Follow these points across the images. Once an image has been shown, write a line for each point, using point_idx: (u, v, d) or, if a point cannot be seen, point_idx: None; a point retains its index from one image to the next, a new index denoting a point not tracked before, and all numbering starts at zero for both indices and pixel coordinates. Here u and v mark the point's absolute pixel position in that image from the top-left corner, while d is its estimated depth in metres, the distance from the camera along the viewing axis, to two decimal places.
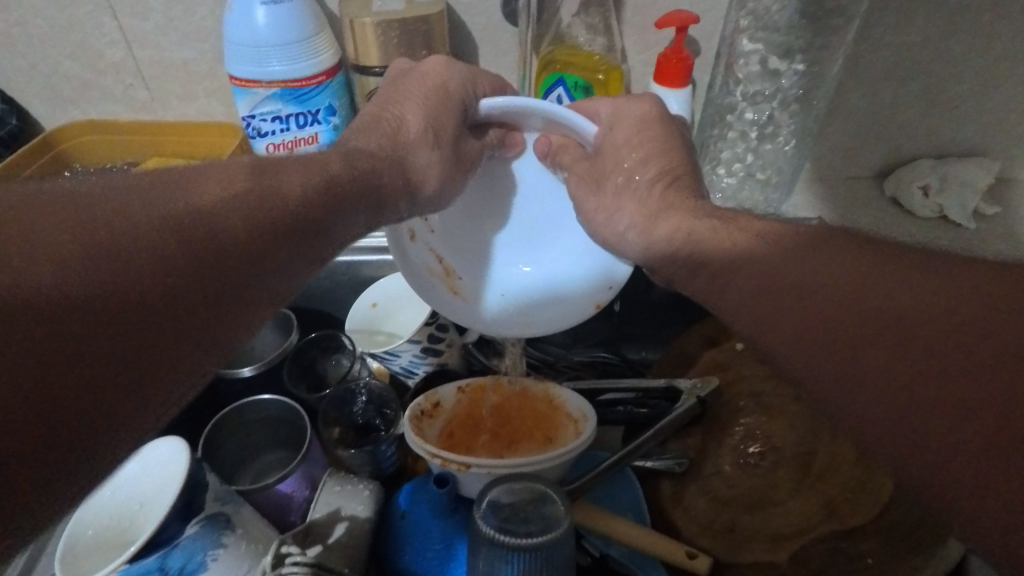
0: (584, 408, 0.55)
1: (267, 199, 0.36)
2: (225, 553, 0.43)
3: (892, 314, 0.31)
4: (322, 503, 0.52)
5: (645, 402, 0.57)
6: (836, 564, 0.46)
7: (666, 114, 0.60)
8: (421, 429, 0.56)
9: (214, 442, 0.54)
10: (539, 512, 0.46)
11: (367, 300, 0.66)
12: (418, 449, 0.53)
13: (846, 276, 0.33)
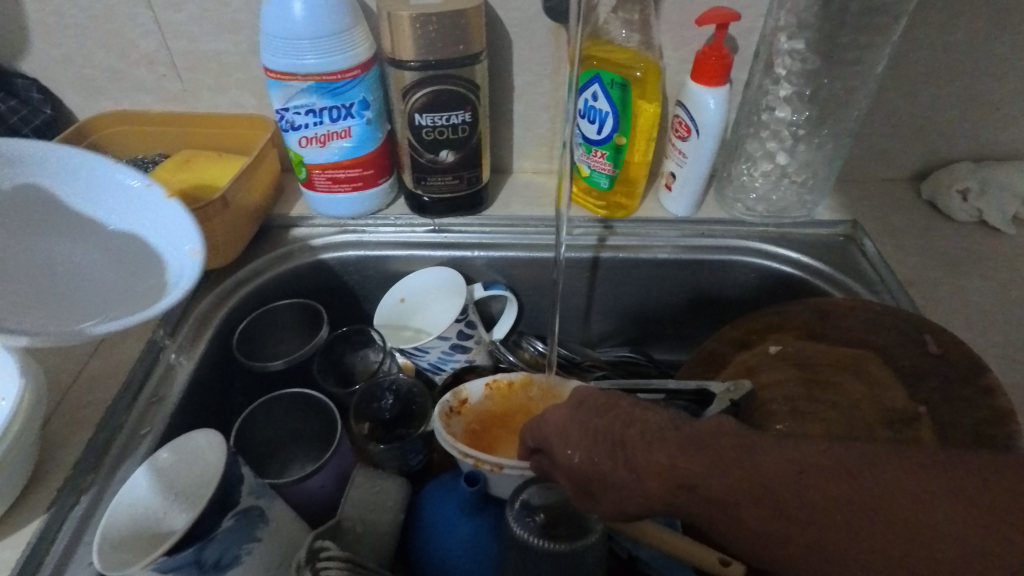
0: None
1: None
2: (258, 547, 0.43)
3: (822, 495, 0.32)
4: (353, 499, 0.51)
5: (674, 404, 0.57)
6: None
7: (704, 113, 0.59)
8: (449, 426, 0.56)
9: (245, 434, 0.53)
10: (574, 514, 0.46)
11: (395, 295, 0.66)
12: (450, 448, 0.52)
13: (774, 469, 0.34)
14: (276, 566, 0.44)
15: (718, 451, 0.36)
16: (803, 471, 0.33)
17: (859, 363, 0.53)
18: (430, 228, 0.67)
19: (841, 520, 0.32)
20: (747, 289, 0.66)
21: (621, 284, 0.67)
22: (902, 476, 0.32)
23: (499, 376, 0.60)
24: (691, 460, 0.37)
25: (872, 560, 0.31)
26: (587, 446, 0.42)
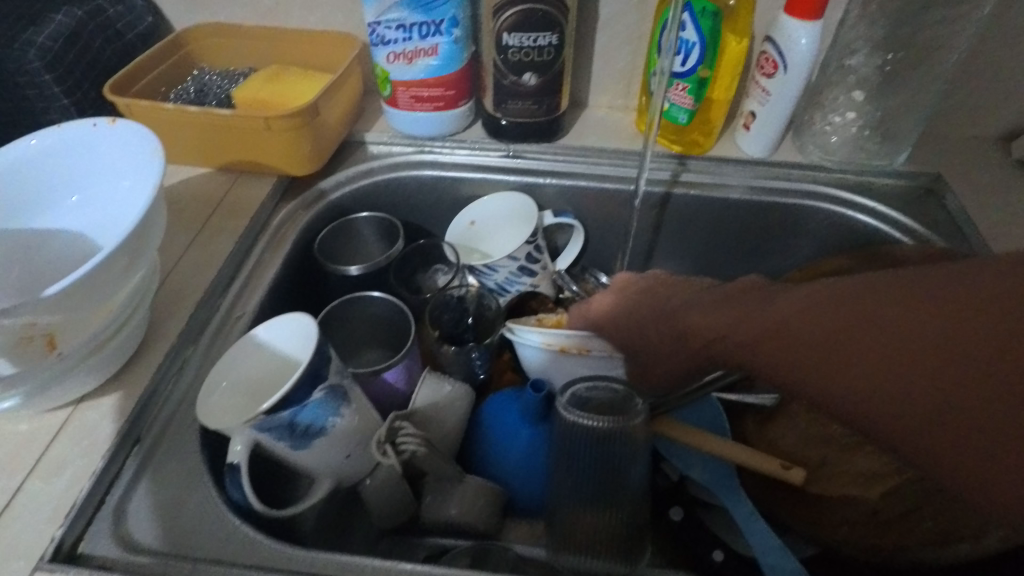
0: None
1: None
2: (341, 423, 0.46)
3: (911, 385, 0.42)
4: (423, 396, 0.54)
5: None
6: (933, 503, 0.44)
7: (796, 48, 0.58)
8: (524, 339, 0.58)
9: (325, 329, 0.57)
10: (620, 404, 0.49)
11: (466, 219, 0.67)
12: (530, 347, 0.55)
13: (826, 333, 0.46)
14: (354, 444, 0.48)
15: (806, 354, 0.46)
16: (807, 342, 0.47)
17: None
18: (504, 154, 0.68)
19: (886, 383, 0.43)
20: (817, 236, 0.66)
21: (690, 222, 0.68)
22: (888, 315, 0.44)
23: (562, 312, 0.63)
24: (805, 357, 0.47)
25: (857, 393, 0.44)
26: (631, 330, 0.57)
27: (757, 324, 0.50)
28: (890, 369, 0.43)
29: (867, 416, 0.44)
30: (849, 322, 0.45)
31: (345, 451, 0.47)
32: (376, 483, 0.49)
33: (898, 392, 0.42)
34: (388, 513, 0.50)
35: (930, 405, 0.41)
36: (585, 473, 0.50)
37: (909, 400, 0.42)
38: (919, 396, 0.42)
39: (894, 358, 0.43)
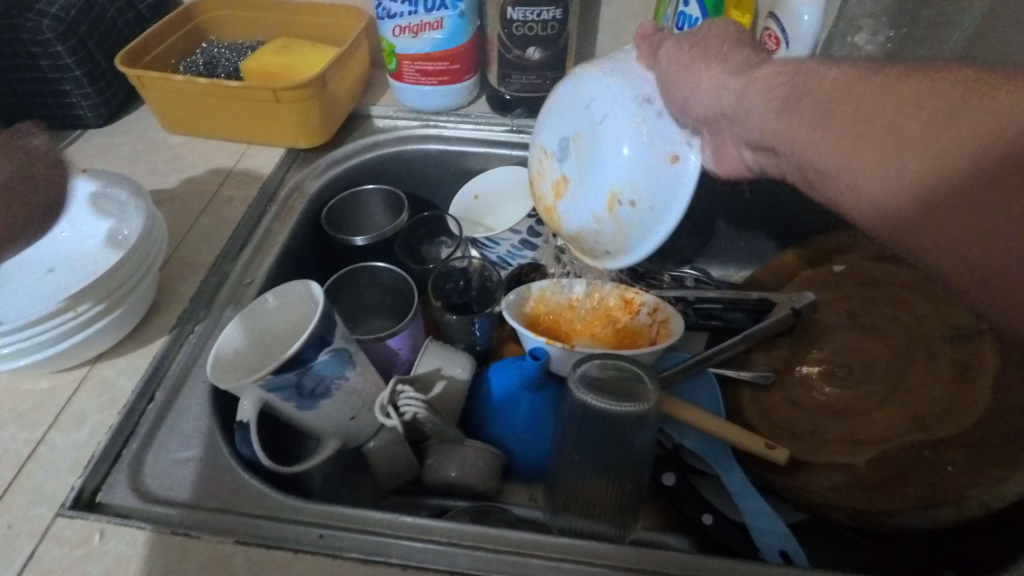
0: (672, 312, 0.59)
1: None
2: (346, 384, 0.48)
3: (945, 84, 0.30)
4: (426, 362, 0.56)
5: (733, 313, 0.60)
6: (915, 471, 0.46)
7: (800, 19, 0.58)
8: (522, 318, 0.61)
9: (332, 295, 0.59)
10: (630, 386, 0.49)
11: (471, 192, 0.68)
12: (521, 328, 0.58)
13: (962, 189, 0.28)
14: (358, 406, 0.50)
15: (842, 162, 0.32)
16: (836, 105, 0.34)
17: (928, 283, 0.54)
18: (508, 128, 0.69)
19: (915, 126, 0.30)
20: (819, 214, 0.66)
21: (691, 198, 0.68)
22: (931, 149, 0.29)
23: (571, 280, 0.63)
24: (822, 108, 0.34)
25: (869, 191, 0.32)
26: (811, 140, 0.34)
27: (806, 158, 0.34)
28: (896, 147, 0.31)
29: (882, 184, 0.31)
30: (863, 77, 0.34)
31: (350, 412, 0.49)
32: (380, 443, 0.51)
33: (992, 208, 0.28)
34: (392, 471, 0.53)
35: (935, 194, 0.29)
36: (581, 446, 0.51)
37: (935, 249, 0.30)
38: (954, 188, 0.29)
39: (900, 117, 0.31)
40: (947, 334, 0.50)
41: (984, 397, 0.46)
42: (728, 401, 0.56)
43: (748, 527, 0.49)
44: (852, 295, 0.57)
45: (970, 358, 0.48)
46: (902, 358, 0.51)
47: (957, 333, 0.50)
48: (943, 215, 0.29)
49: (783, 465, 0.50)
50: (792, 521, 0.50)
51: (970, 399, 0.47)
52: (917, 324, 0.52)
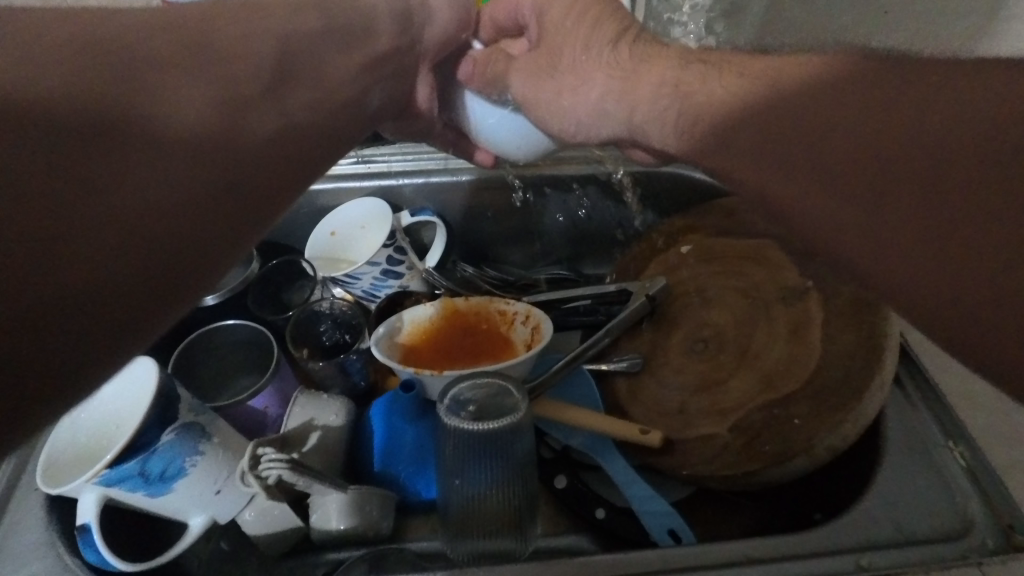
0: (539, 315, 0.60)
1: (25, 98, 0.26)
2: (202, 459, 0.45)
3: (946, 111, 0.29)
4: (296, 416, 0.54)
5: (598, 308, 0.62)
6: (770, 429, 0.49)
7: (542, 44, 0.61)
8: (393, 350, 0.60)
9: (185, 363, 0.56)
10: (501, 403, 0.50)
11: (325, 229, 0.66)
12: (389, 361, 0.57)
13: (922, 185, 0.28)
14: (223, 477, 0.47)
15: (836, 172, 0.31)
16: (919, 129, 0.29)
17: (761, 252, 0.58)
18: (354, 161, 0.68)
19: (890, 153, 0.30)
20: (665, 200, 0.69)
21: (545, 202, 0.70)
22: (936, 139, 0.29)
23: (437, 303, 0.63)
24: (775, 119, 0.35)
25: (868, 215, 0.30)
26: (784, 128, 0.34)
27: (788, 152, 0.34)
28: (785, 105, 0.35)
29: (886, 195, 0.29)
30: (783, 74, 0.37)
31: (213, 486, 0.46)
32: (256, 511, 0.49)
33: (860, 225, 0.30)
34: (277, 535, 0.50)
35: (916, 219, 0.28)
36: (465, 470, 0.50)
37: (887, 265, 0.29)
38: (923, 213, 0.28)
39: (879, 144, 0.30)
40: (781, 296, 0.54)
41: (817, 347, 0.50)
42: (603, 394, 0.58)
43: (634, 512, 0.51)
44: (700, 271, 0.59)
45: (802, 315, 0.52)
46: (747, 325, 0.54)
47: (788, 293, 0.54)
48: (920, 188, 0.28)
49: (658, 447, 0.52)
50: (676, 497, 0.53)
51: (808, 354, 0.50)
52: (756, 290, 0.56)
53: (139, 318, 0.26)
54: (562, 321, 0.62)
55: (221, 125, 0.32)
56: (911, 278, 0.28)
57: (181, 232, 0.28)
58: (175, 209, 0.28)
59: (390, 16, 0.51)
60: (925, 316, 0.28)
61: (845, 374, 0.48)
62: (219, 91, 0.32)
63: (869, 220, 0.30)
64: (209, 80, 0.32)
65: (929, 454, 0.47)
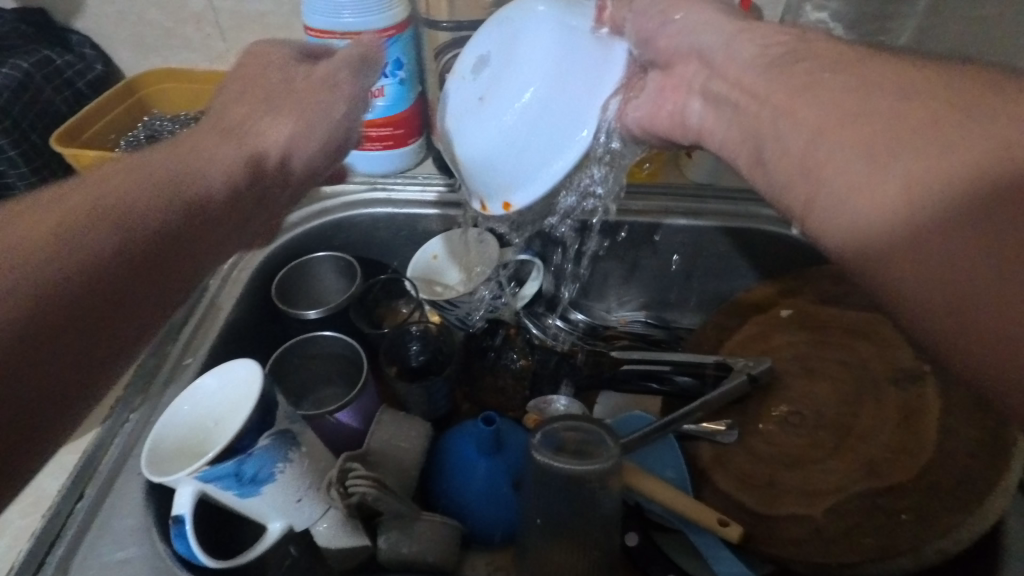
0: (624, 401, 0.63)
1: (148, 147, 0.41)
2: (291, 466, 0.47)
3: (883, 441, 0.48)
4: (378, 433, 0.55)
5: (676, 377, 0.60)
6: (871, 521, 0.46)
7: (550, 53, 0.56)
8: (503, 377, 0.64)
9: (280, 369, 0.57)
10: (589, 448, 0.49)
11: (430, 251, 0.68)
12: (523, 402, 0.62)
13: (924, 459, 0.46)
14: (305, 487, 0.48)
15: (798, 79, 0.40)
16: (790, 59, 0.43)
17: (871, 326, 0.54)
18: (453, 188, 0.69)
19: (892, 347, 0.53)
20: (763, 258, 0.66)
21: (642, 252, 0.69)
22: (876, 430, 0.49)
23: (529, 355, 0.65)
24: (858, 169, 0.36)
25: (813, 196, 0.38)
26: (805, 375, 0.55)
27: (844, 421, 0.51)
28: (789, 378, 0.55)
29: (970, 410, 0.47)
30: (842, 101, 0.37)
31: (295, 495, 0.48)
32: (330, 524, 0.50)
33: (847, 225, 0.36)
34: (346, 552, 0.50)
35: (885, 465, 0.47)
36: (544, 514, 0.50)
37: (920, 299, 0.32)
38: (888, 449, 0.48)
39: (801, 371, 0.55)
40: (892, 377, 0.51)
41: (930, 440, 0.47)
42: (686, 456, 0.55)
43: None
44: (799, 338, 0.57)
45: (916, 401, 0.49)
46: (851, 403, 0.52)
47: (901, 375, 0.51)
48: (862, 439, 0.49)
49: (736, 543, 0.49)
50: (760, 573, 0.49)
51: (918, 444, 0.47)
52: (864, 368, 0.53)
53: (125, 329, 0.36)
54: (631, 382, 0.62)
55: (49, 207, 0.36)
56: (935, 291, 0.31)
57: (80, 351, 0.33)
58: (72, 336, 0.33)
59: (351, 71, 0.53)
60: (948, 457, 0.46)
61: (961, 473, 0.45)
62: (161, 184, 0.40)
63: (935, 482, 0.45)
64: (66, 201, 0.37)
65: None
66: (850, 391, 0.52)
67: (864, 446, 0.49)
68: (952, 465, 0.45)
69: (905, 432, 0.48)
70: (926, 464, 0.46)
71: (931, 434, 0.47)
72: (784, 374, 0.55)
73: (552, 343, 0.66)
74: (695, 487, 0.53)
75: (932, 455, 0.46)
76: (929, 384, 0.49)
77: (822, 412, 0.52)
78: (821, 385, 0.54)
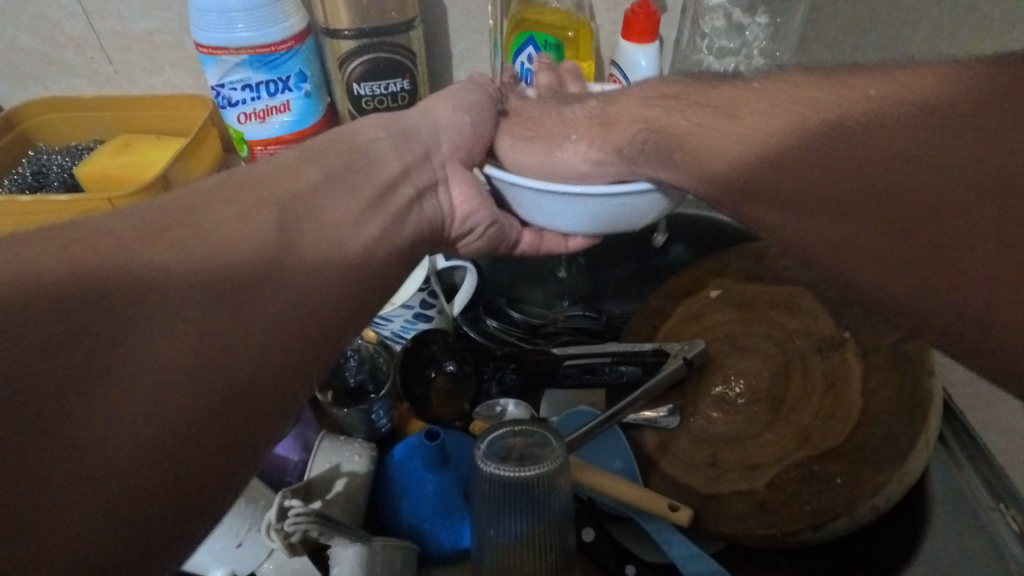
0: (570, 397, 0.62)
1: (220, 240, 0.31)
2: (226, 512, 0.45)
3: (813, 410, 0.50)
4: (318, 462, 0.53)
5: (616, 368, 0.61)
6: (808, 488, 0.48)
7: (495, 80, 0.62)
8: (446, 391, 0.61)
9: None
10: (535, 452, 0.49)
11: None
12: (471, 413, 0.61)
13: (852, 424, 0.48)
14: (244, 529, 0.46)
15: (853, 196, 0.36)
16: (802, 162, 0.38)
17: (793, 298, 0.56)
18: None
19: (813, 315, 0.55)
20: (689, 241, 0.67)
21: (572, 245, 0.69)
22: (806, 399, 0.51)
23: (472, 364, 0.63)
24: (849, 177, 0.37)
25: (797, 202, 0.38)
26: (739, 352, 0.56)
27: (774, 392, 0.53)
28: (722, 356, 0.56)
29: (888, 371, 0.49)
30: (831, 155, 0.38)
31: (235, 539, 0.45)
32: (276, 564, 0.48)
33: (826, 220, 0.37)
34: None
35: (815, 433, 0.49)
36: (497, 522, 0.49)
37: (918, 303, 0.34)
38: (818, 417, 0.50)
39: (733, 348, 0.56)
40: (816, 347, 0.53)
41: (856, 404, 0.49)
42: (632, 445, 0.56)
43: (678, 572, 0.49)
44: (730, 316, 0.58)
45: (838, 368, 0.51)
46: (781, 375, 0.53)
47: (824, 344, 0.53)
48: (793, 410, 0.51)
49: (687, 525, 0.50)
50: (712, 551, 0.50)
51: (846, 409, 0.49)
52: (790, 339, 0.54)
53: (249, 440, 0.29)
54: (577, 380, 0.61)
55: (163, 311, 0.28)
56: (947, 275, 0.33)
57: (205, 460, 0.27)
58: (202, 447, 0.27)
59: (388, 143, 0.44)
60: (873, 420, 0.48)
61: (886, 434, 0.47)
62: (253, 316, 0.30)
63: (863, 444, 0.47)
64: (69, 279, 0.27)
65: (977, 518, 0.46)
66: (781, 363, 0.54)
67: (796, 416, 0.51)
68: (876, 427, 0.48)
69: (832, 400, 0.50)
70: (853, 428, 0.48)
71: (855, 399, 0.49)
72: (717, 353, 0.57)
73: (493, 344, 0.66)
74: (643, 475, 0.54)
75: (859, 419, 0.48)
76: (849, 352, 0.52)
77: (755, 386, 0.54)
78: (753, 359, 0.55)
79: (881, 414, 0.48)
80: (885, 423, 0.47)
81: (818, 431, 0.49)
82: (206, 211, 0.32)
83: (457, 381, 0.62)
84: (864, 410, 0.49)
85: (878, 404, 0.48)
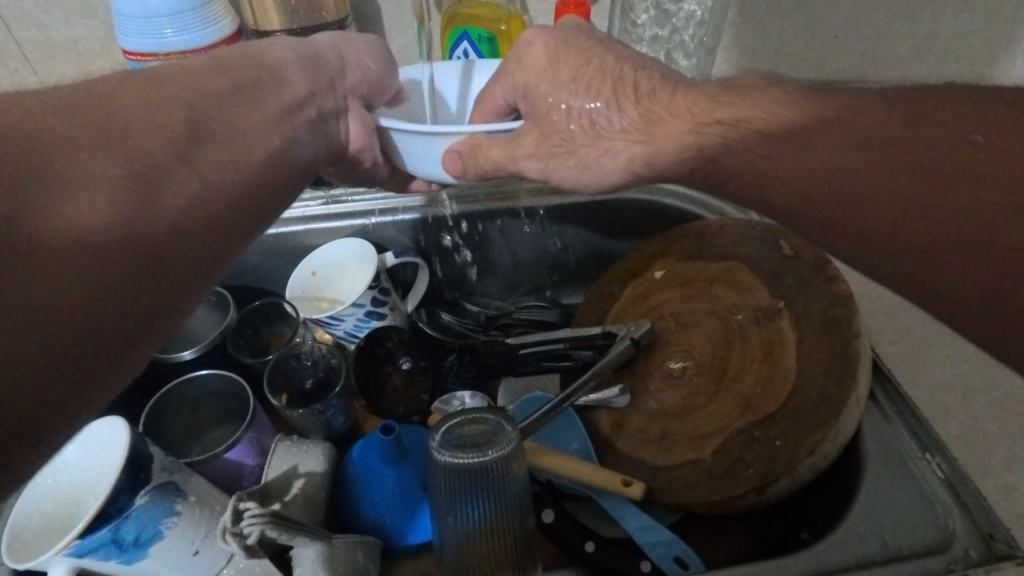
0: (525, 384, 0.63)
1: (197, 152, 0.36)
2: (180, 519, 0.44)
3: (754, 381, 0.52)
4: (275, 465, 0.53)
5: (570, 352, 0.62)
6: (752, 452, 0.50)
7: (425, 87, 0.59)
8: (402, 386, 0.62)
9: (156, 418, 0.54)
10: (491, 438, 0.50)
11: (306, 268, 0.65)
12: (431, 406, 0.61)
13: (789, 390, 0.51)
14: (200, 536, 0.45)
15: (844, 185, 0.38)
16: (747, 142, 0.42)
17: (731, 273, 0.59)
18: (323, 201, 0.69)
19: (750, 289, 0.57)
20: (634, 225, 0.69)
21: (522, 237, 0.70)
22: (747, 371, 0.53)
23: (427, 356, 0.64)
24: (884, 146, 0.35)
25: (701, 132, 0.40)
26: (683, 328, 0.58)
27: (717, 365, 0.55)
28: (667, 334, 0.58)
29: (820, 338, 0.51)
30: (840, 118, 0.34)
31: (191, 546, 0.45)
32: (236, 570, 0.48)
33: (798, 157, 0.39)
34: None
35: (756, 401, 0.51)
36: (455, 510, 0.50)
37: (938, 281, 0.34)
38: (758, 385, 0.52)
39: (678, 326, 0.58)
40: (754, 318, 0.55)
41: (792, 370, 0.51)
42: (586, 427, 0.57)
43: (635, 545, 0.50)
44: (673, 294, 0.60)
45: (775, 336, 0.54)
46: (723, 347, 0.55)
47: (761, 314, 0.55)
48: (737, 382, 0.53)
49: (641, 499, 0.51)
50: (666, 521, 0.52)
51: (783, 377, 0.51)
52: (731, 312, 0.57)
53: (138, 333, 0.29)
54: (533, 367, 0.62)
55: (93, 192, 0.29)
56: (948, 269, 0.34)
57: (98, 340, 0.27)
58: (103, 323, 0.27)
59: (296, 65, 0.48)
60: (811, 387, 0.50)
61: (821, 396, 0.49)
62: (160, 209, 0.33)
63: (800, 409, 0.49)
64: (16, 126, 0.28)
65: (908, 469, 0.48)
66: (723, 337, 0.56)
67: (739, 387, 0.53)
68: (811, 390, 0.50)
69: (772, 369, 0.52)
70: (791, 394, 0.50)
71: (792, 367, 0.51)
72: (662, 331, 0.59)
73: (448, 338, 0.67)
74: (599, 455, 0.56)
75: (795, 386, 0.50)
76: (784, 321, 0.54)
77: (699, 361, 0.56)
78: (697, 336, 0.57)
79: (817, 380, 0.50)
80: (823, 389, 0.49)
81: (761, 399, 0.51)
82: (117, 106, 0.34)
83: (412, 372, 0.62)
84: (801, 377, 0.51)
85: (814, 369, 0.50)
